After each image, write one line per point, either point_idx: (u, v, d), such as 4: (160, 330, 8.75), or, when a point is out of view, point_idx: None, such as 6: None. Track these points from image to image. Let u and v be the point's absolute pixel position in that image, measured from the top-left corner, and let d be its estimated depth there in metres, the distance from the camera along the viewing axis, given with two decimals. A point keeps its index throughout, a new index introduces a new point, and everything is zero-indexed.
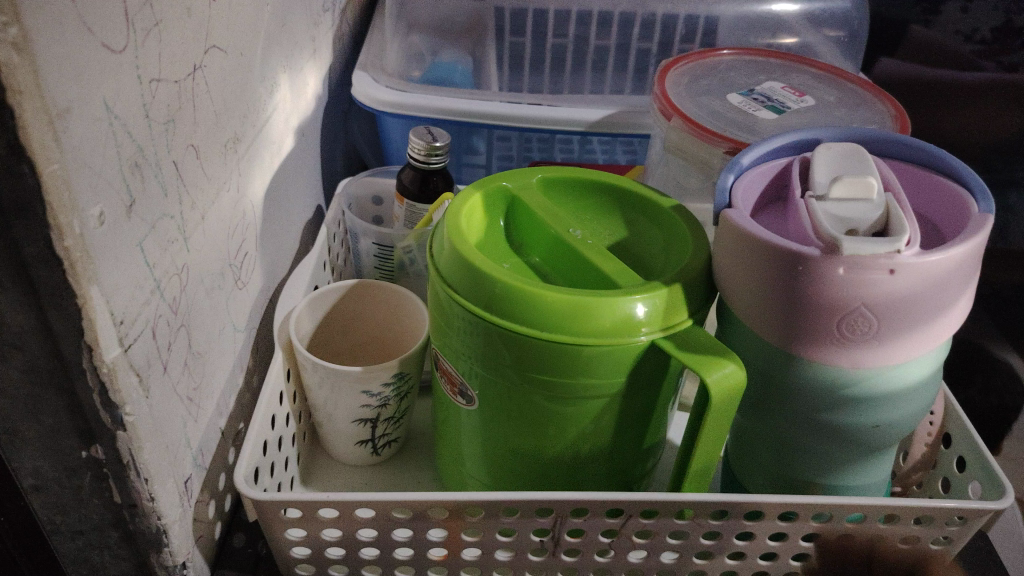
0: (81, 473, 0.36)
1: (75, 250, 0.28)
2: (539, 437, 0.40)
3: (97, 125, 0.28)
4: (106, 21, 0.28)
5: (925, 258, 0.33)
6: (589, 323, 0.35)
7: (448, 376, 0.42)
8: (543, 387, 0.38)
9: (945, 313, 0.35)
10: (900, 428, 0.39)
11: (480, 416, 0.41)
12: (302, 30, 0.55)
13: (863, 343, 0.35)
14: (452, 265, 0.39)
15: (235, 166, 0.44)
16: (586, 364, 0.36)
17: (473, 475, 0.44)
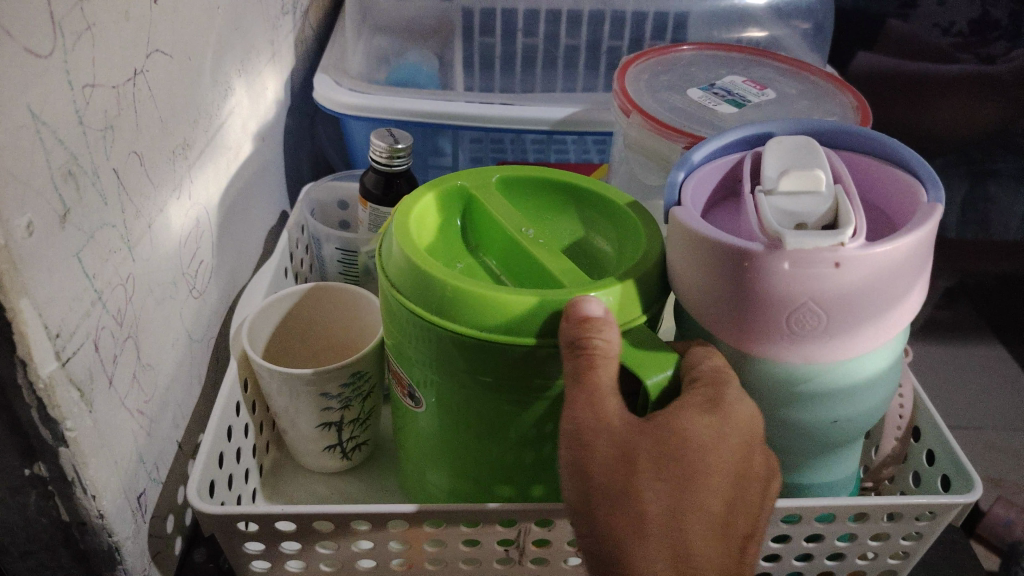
0: (25, 493, 0.35)
1: (1, 262, 0.27)
2: (494, 439, 0.39)
3: (21, 131, 0.27)
4: (30, 25, 0.28)
5: (870, 251, 0.32)
6: (538, 323, 0.35)
7: (399, 379, 0.42)
8: (494, 389, 0.37)
9: (897, 304, 0.35)
10: (860, 421, 0.39)
11: (435, 419, 0.40)
12: (259, 34, 0.55)
13: (813, 338, 0.34)
14: (400, 269, 0.38)
15: (186, 173, 0.43)
16: (537, 365, 0.36)
17: (432, 481, 0.44)
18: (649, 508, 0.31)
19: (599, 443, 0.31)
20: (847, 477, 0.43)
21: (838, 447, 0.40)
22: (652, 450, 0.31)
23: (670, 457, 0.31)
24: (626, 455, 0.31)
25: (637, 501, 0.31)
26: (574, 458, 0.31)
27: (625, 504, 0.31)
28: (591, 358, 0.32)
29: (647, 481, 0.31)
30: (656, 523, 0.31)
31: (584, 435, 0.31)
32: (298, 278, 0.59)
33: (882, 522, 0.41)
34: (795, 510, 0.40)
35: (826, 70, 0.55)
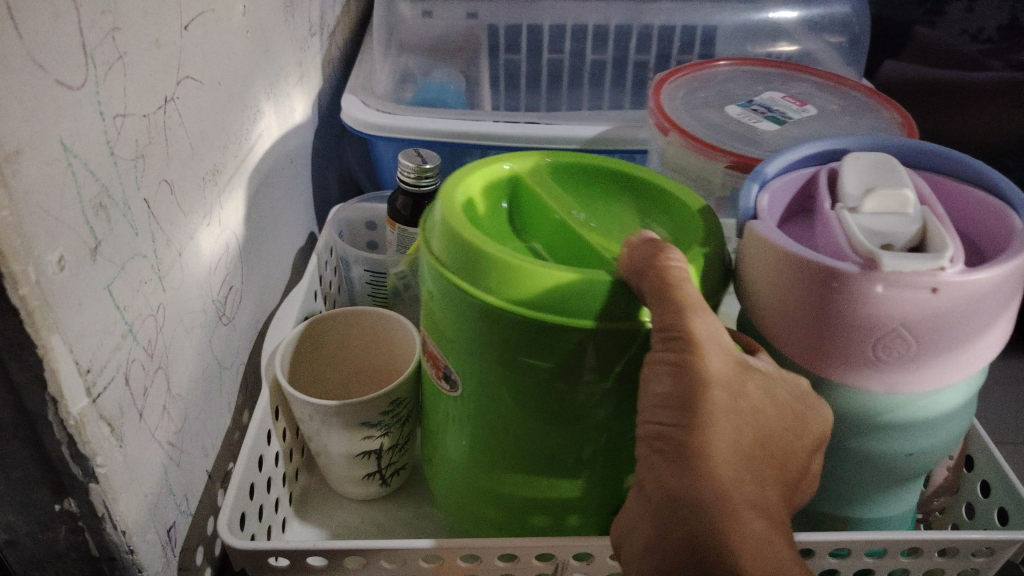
0: (56, 528, 0.34)
1: (31, 299, 0.26)
2: (533, 445, 0.37)
3: (52, 165, 0.27)
4: (61, 58, 0.27)
5: (971, 277, 0.30)
6: (587, 301, 0.32)
7: (433, 359, 0.40)
8: (537, 376, 0.34)
9: (986, 335, 0.33)
10: (936, 454, 0.37)
11: (470, 411, 0.38)
12: (287, 56, 0.54)
13: (900, 367, 0.33)
14: (444, 243, 0.36)
15: (216, 199, 0.42)
16: (583, 351, 0.33)
17: (462, 496, 0.42)
18: (737, 453, 0.27)
19: (712, 355, 0.28)
20: (902, 511, 0.41)
21: (903, 480, 0.38)
22: (749, 388, 0.29)
23: (760, 406, 0.29)
24: (728, 392, 0.28)
25: (729, 441, 0.27)
26: (666, 390, 0.28)
27: (725, 425, 0.27)
28: (664, 282, 0.30)
29: (739, 426, 0.27)
30: (739, 472, 0.27)
31: (684, 362, 0.28)
32: (327, 300, 0.58)
33: (937, 557, 0.39)
34: (846, 544, 0.38)
35: (865, 85, 0.53)
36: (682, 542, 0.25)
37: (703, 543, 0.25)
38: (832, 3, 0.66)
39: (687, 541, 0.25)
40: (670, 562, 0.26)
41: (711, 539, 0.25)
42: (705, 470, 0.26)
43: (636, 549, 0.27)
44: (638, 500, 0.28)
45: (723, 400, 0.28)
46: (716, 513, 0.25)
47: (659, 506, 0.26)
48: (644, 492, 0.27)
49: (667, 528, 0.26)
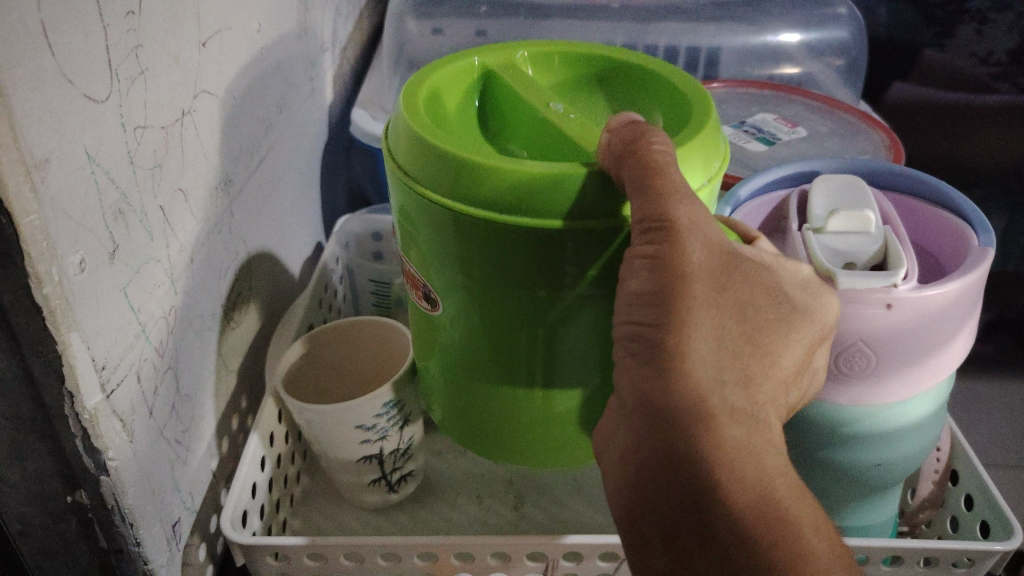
0: (67, 519, 0.36)
1: (54, 297, 0.28)
2: (518, 358, 0.36)
3: (77, 173, 0.29)
4: (88, 73, 0.29)
5: (924, 292, 0.32)
6: (564, 200, 0.30)
7: (413, 280, 0.38)
8: (519, 281, 0.32)
9: (946, 346, 0.35)
10: (904, 468, 0.38)
11: (449, 322, 0.36)
12: (299, 71, 0.56)
13: (863, 379, 0.34)
14: (405, 145, 0.33)
15: (227, 208, 0.44)
16: (564, 251, 0.31)
17: (453, 412, 0.41)
18: (718, 351, 0.25)
19: (692, 244, 0.26)
20: (884, 521, 0.42)
21: (878, 491, 0.39)
22: (734, 277, 0.26)
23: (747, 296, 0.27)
24: (707, 286, 0.25)
25: (706, 336, 0.25)
26: (644, 290, 0.26)
27: (699, 321, 0.25)
28: (644, 166, 0.27)
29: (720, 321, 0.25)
30: (720, 374, 0.25)
31: (661, 258, 0.25)
32: (332, 309, 0.59)
33: (918, 566, 0.40)
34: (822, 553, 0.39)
35: (858, 109, 0.55)
36: (657, 453, 0.23)
37: (681, 454, 0.23)
38: (830, 27, 0.68)
39: (665, 454, 0.23)
40: (644, 472, 0.24)
41: (690, 451, 0.23)
42: (682, 376, 0.24)
43: (611, 448, 0.25)
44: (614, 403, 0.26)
45: (703, 292, 0.25)
46: (696, 422, 0.23)
47: (635, 414, 0.24)
48: (619, 393, 0.25)
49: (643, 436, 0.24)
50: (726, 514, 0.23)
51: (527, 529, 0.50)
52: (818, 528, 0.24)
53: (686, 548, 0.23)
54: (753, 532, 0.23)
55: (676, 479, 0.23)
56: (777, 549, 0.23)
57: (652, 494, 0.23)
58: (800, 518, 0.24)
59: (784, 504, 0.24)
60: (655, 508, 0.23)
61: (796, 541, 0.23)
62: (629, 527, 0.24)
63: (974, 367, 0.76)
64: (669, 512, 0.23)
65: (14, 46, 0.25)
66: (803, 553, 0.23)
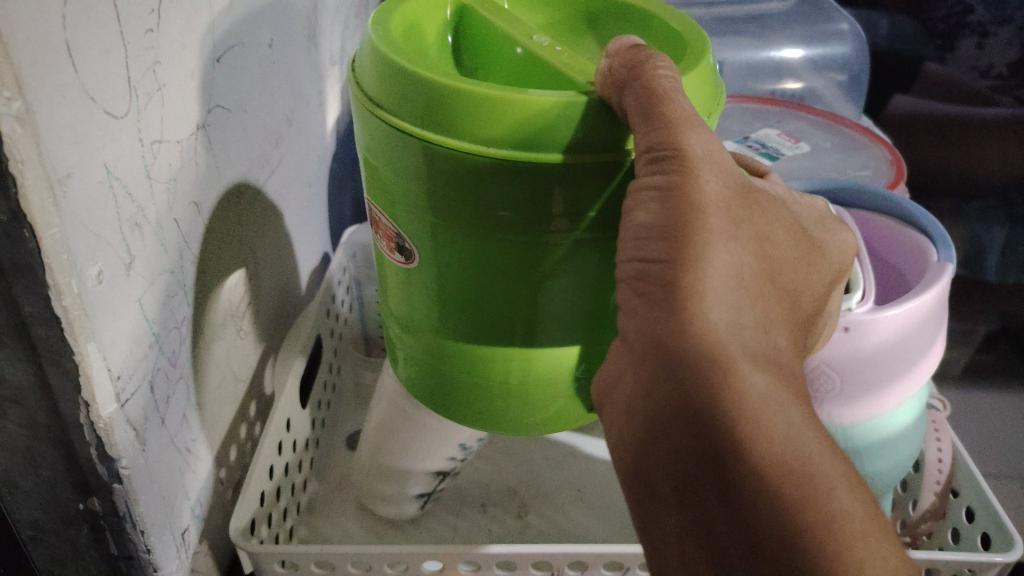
0: (78, 526, 0.36)
1: (73, 309, 0.29)
2: (503, 315, 0.33)
3: (97, 187, 0.30)
4: (108, 90, 0.30)
5: (876, 315, 0.39)
6: (552, 132, 0.27)
7: (383, 229, 0.35)
8: (502, 226, 0.30)
9: (905, 365, 0.41)
10: (888, 479, 0.45)
11: (427, 278, 0.34)
12: (308, 84, 0.57)
13: (833, 399, 0.41)
14: (377, 76, 0.31)
15: (238, 218, 0.45)
16: (550, 191, 0.28)
17: (433, 381, 0.38)
18: (737, 285, 0.25)
19: (706, 178, 0.26)
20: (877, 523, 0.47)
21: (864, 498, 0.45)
22: (748, 210, 0.27)
23: (766, 233, 0.27)
24: (724, 218, 0.25)
25: (725, 268, 0.24)
26: (653, 222, 0.25)
27: (718, 252, 0.24)
28: (649, 92, 0.27)
29: (740, 254, 0.25)
30: (736, 309, 0.24)
31: (673, 189, 0.25)
32: (339, 319, 0.60)
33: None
34: None
35: (858, 124, 0.56)
36: (668, 398, 0.23)
37: (693, 402, 0.23)
38: (832, 43, 0.68)
39: (679, 401, 0.23)
40: (657, 423, 0.23)
41: (701, 397, 0.23)
42: (694, 313, 0.23)
43: (617, 396, 0.26)
44: (620, 347, 0.26)
45: (721, 226, 0.25)
46: (707, 365, 0.23)
47: (645, 357, 0.24)
48: (626, 335, 0.25)
49: (653, 381, 0.24)
50: (750, 470, 0.22)
51: (531, 537, 0.50)
52: (853, 486, 0.23)
53: (703, 503, 0.23)
54: (779, 490, 0.22)
55: (691, 432, 0.23)
56: (806, 508, 0.22)
57: (665, 449, 0.23)
58: (833, 476, 0.23)
59: (815, 461, 0.23)
60: (669, 464, 0.23)
61: (828, 504, 0.22)
62: (639, 483, 0.24)
63: (976, 379, 0.76)
64: (684, 468, 0.23)
65: (40, 64, 0.26)
66: (835, 512, 0.22)
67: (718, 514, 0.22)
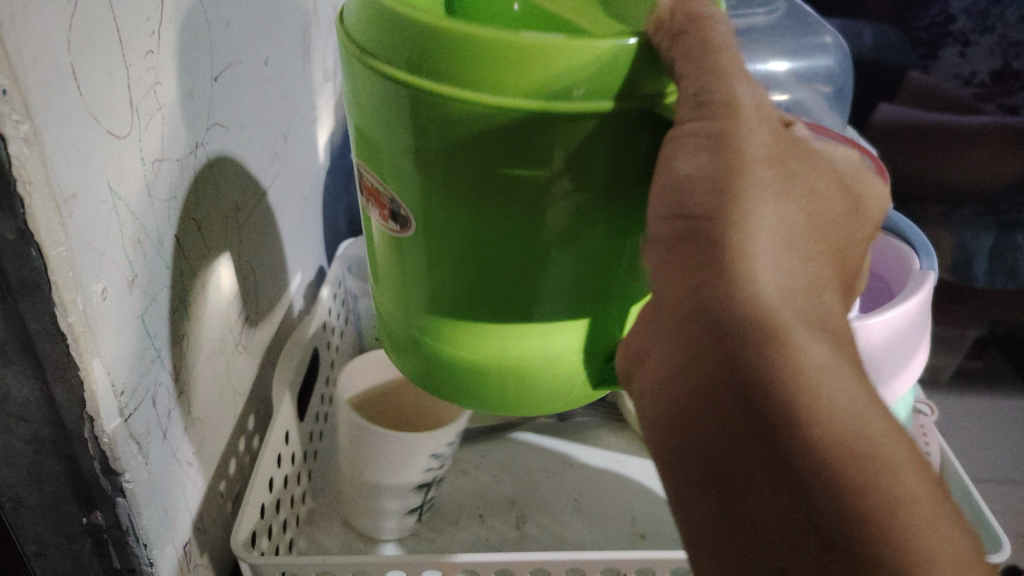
0: (81, 540, 0.36)
1: (78, 325, 0.29)
2: (504, 290, 0.31)
3: (101, 206, 0.30)
4: (111, 111, 0.30)
5: (865, 322, 0.40)
6: (551, 78, 0.25)
7: (376, 196, 0.32)
8: (501, 184, 0.27)
9: (891, 368, 0.43)
10: None
11: (421, 252, 0.31)
12: (303, 101, 0.58)
13: None
14: (367, 23, 0.28)
15: (237, 234, 0.46)
16: (547, 145, 0.26)
17: (424, 366, 0.35)
18: (785, 242, 0.24)
19: (752, 135, 0.25)
20: None
21: None
22: (796, 164, 0.26)
23: (817, 188, 0.26)
24: (771, 173, 0.25)
25: (770, 225, 0.24)
26: (695, 172, 0.25)
27: (762, 210, 0.24)
28: (703, 41, 0.26)
29: (789, 211, 0.25)
30: (787, 272, 0.24)
31: (722, 138, 0.25)
32: (335, 332, 0.61)
33: None
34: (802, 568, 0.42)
35: (843, 135, 0.57)
36: (717, 363, 0.23)
37: (739, 367, 0.22)
38: (818, 55, 0.70)
39: (723, 364, 0.23)
40: (695, 397, 0.23)
41: (748, 362, 0.22)
42: (741, 272, 0.23)
43: (661, 361, 0.25)
44: (655, 314, 0.26)
45: (768, 183, 0.25)
46: (752, 327, 0.23)
47: (682, 320, 0.24)
48: (660, 301, 0.26)
49: (699, 346, 0.24)
50: (799, 447, 0.21)
51: (528, 545, 0.51)
52: (918, 468, 0.22)
53: (746, 484, 0.22)
54: (830, 470, 0.21)
55: (735, 399, 0.22)
56: (866, 492, 0.21)
57: (710, 418, 0.23)
58: (895, 456, 0.22)
59: (875, 438, 0.22)
60: (713, 436, 0.23)
61: (894, 485, 0.21)
62: (681, 459, 0.23)
63: None
64: (726, 445, 0.22)
65: (48, 88, 0.26)
66: (898, 497, 0.21)
67: (762, 495, 0.22)
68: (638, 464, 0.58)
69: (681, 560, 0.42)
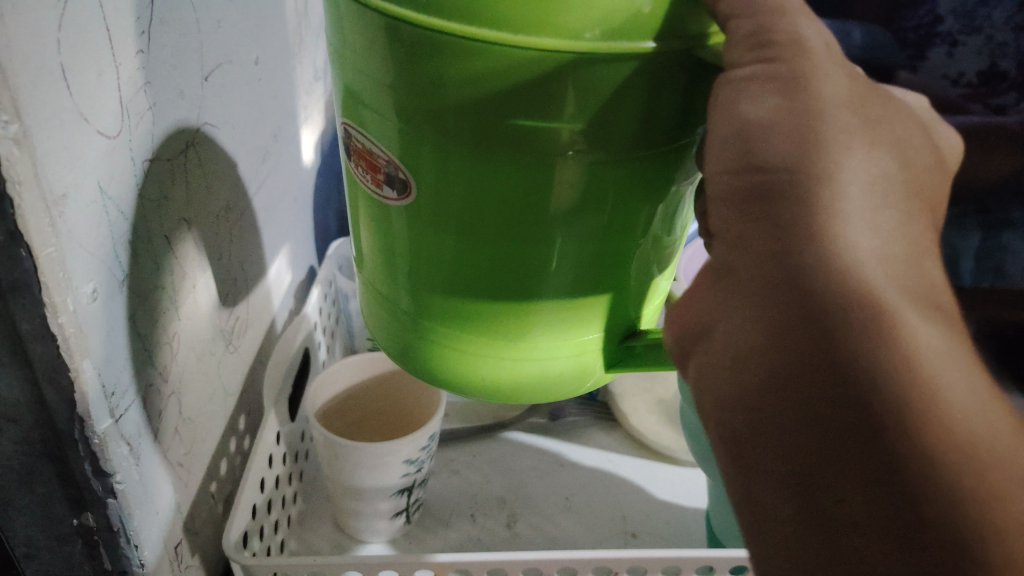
0: (72, 542, 0.36)
1: (69, 326, 0.29)
2: (524, 267, 0.29)
3: (92, 207, 0.30)
4: (102, 112, 0.30)
5: None
6: (567, 12, 0.22)
7: (367, 159, 0.29)
8: (520, 146, 0.25)
9: None
10: None
11: (416, 216, 0.28)
12: (294, 99, 0.58)
13: None
14: None
15: (228, 235, 0.45)
16: (559, 94, 0.24)
17: (426, 354, 0.33)
18: (877, 198, 0.23)
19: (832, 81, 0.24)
20: None
21: None
22: (876, 110, 0.25)
23: (905, 138, 0.25)
24: (855, 119, 0.24)
25: (859, 180, 0.23)
26: (771, 116, 0.23)
27: (848, 161, 0.23)
28: None
29: (880, 161, 0.24)
30: (883, 237, 0.23)
31: (796, 79, 0.23)
32: (326, 333, 0.61)
33: None
34: None
35: None
36: (806, 353, 0.23)
37: (835, 359, 0.22)
38: None
39: (814, 352, 0.22)
40: (783, 385, 0.23)
41: (844, 354, 0.22)
42: (832, 240, 0.22)
43: (738, 341, 0.24)
44: (728, 284, 0.25)
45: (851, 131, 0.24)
46: (851, 314, 0.22)
47: (766, 295, 0.23)
48: (738, 273, 0.25)
49: (785, 331, 0.23)
50: (904, 447, 0.21)
51: (520, 544, 0.51)
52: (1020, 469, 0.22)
53: (839, 480, 0.22)
54: (937, 474, 0.21)
55: (827, 392, 0.22)
56: (974, 499, 0.21)
57: (799, 409, 0.23)
58: (999, 459, 0.22)
59: (981, 440, 0.22)
60: (802, 429, 0.23)
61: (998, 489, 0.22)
62: (761, 446, 0.24)
63: None
64: (815, 443, 0.22)
65: (36, 89, 0.26)
66: (1001, 502, 0.22)
67: (860, 498, 0.22)
68: (628, 463, 0.58)
69: (671, 559, 0.42)
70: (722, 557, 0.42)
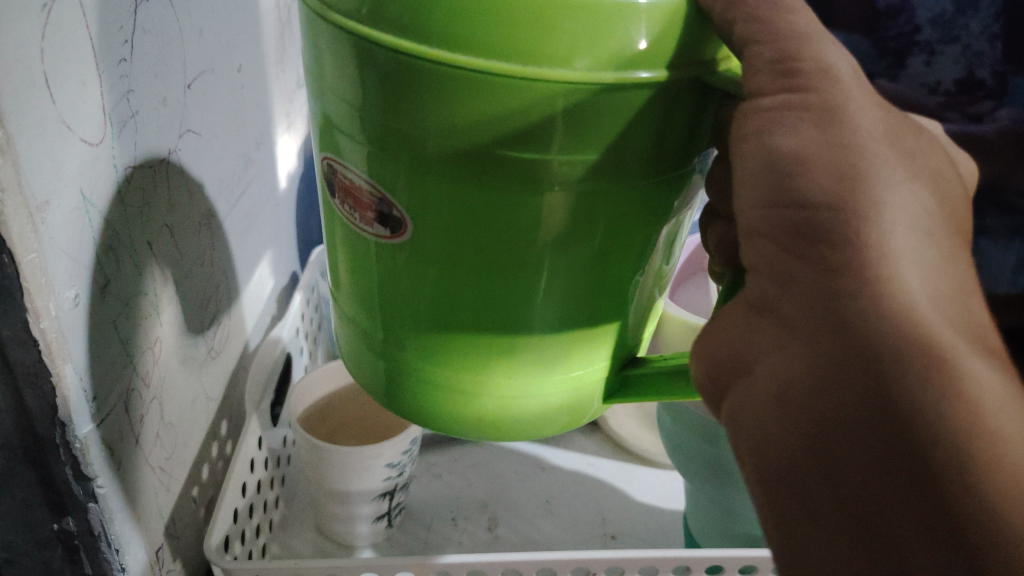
0: (52, 546, 0.36)
1: (50, 331, 0.30)
2: (519, 302, 0.28)
3: (74, 213, 0.30)
4: (85, 119, 0.31)
5: None
6: (554, 40, 0.22)
7: (356, 197, 0.28)
8: (517, 181, 0.25)
9: None
10: None
11: (398, 247, 0.28)
12: (277, 108, 0.58)
13: None
14: None
15: (210, 241, 0.46)
16: (549, 128, 0.24)
17: (415, 392, 0.32)
18: (915, 230, 0.25)
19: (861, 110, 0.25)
20: None
21: None
22: (900, 134, 0.26)
23: (932, 165, 0.27)
24: (886, 148, 0.25)
25: (901, 213, 0.24)
26: (801, 146, 0.24)
27: (886, 193, 0.24)
28: None
29: (916, 192, 0.25)
30: (924, 269, 0.24)
31: (826, 110, 0.24)
32: (308, 339, 0.61)
33: None
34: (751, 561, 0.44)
35: None
36: (856, 386, 0.24)
37: (885, 391, 0.23)
38: None
39: (865, 386, 0.24)
40: (831, 416, 0.24)
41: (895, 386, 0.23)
42: (878, 276, 0.24)
43: (782, 375, 0.25)
44: (769, 321, 0.26)
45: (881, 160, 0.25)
46: (896, 349, 0.23)
47: (813, 329, 0.25)
48: (779, 311, 0.26)
49: (834, 365, 0.24)
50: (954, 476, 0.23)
51: (500, 547, 0.52)
52: None
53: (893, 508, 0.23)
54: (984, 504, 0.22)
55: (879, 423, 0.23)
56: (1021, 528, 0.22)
57: (851, 440, 0.24)
58: None
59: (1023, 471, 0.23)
60: (855, 459, 0.24)
61: None
62: (811, 476, 0.24)
63: None
64: (870, 473, 0.23)
65: (20, 97, 0.27)
66: None
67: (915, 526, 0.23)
68: (608, 466, 0.59)
69: (647, 559, 0.43)
70: (697, 557, 0.43)
